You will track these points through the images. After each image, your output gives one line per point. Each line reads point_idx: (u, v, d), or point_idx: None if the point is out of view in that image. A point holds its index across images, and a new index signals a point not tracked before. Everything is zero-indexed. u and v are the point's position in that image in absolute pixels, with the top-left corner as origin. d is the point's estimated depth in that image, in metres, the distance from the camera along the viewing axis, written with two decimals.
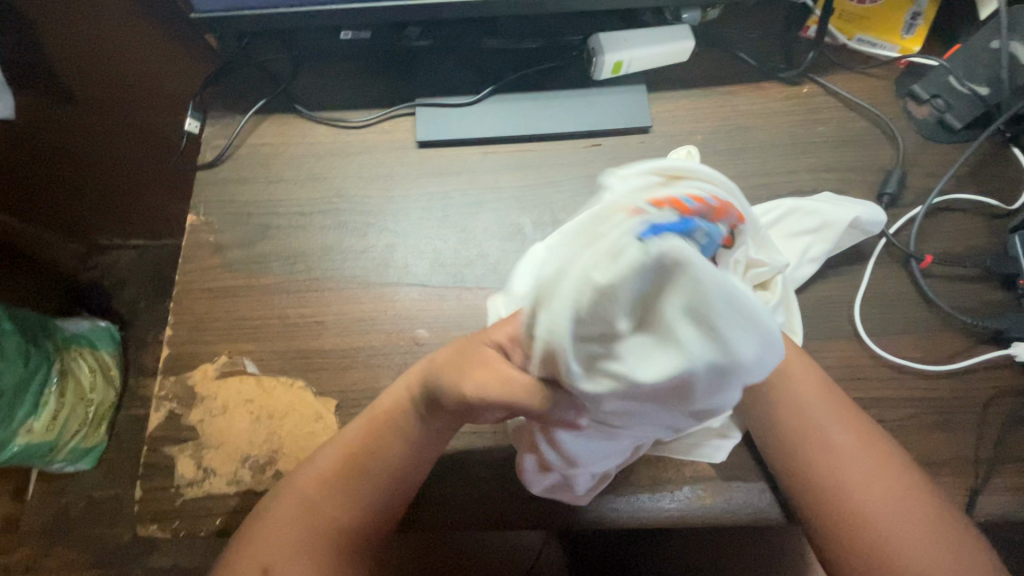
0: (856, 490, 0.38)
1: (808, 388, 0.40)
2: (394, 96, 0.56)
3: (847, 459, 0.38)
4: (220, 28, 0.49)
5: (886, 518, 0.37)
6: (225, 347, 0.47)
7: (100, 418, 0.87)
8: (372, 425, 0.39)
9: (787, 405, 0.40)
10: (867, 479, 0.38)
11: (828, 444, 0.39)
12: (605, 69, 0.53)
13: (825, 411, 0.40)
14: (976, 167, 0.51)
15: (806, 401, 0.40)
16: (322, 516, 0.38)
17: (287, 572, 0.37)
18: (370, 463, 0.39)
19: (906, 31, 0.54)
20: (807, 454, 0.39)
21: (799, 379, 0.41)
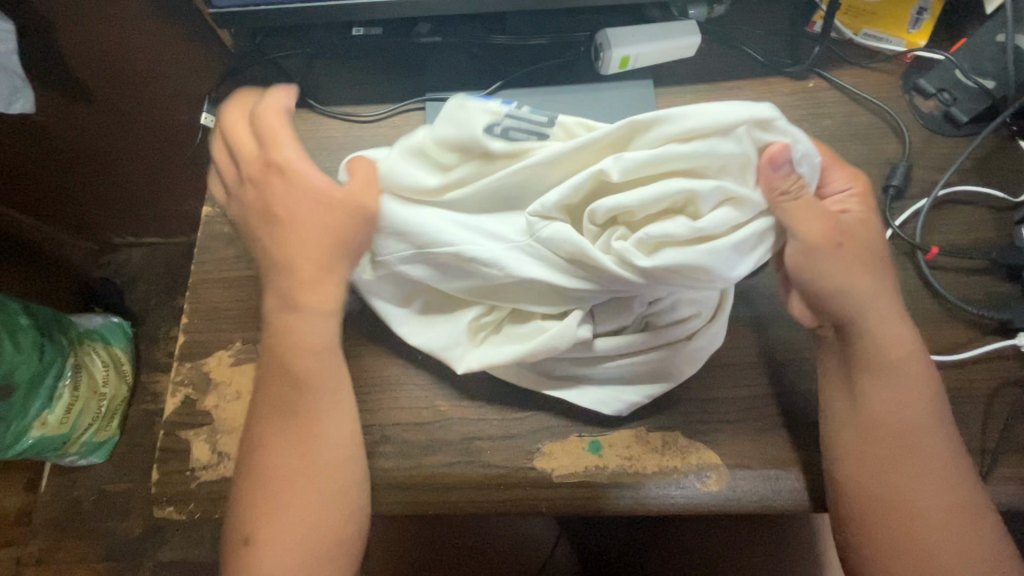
0: (890, 464, 0.37)
1: (882, 354, 0.38)
2: (405, 91, 0.57)
3: (895, 435, 0.38)
4: (235, 24, 0.50)
5: (908, 491, 0.37)
6: (239, 335, 0.48)
7: (112, 412, 0.89)
8: (306, 385, 0.39)
9: (848, 380, 0.39)
10: (907, 452, 0.37)
11: (886, 418, 0.38)
12: (612, 65, 0.53)
13: (892, 382, 0.38)
14: (982, 159, 0.51)
15: (873, 369, 0.39)
16: (300, 470, 0.38)
17: (278, 542, 0.37)
18: (318, 424, 0.39)
19: (913, 25, 0.54)
20: (854, 425, 0.39)
21: (882, 347, 0.38)
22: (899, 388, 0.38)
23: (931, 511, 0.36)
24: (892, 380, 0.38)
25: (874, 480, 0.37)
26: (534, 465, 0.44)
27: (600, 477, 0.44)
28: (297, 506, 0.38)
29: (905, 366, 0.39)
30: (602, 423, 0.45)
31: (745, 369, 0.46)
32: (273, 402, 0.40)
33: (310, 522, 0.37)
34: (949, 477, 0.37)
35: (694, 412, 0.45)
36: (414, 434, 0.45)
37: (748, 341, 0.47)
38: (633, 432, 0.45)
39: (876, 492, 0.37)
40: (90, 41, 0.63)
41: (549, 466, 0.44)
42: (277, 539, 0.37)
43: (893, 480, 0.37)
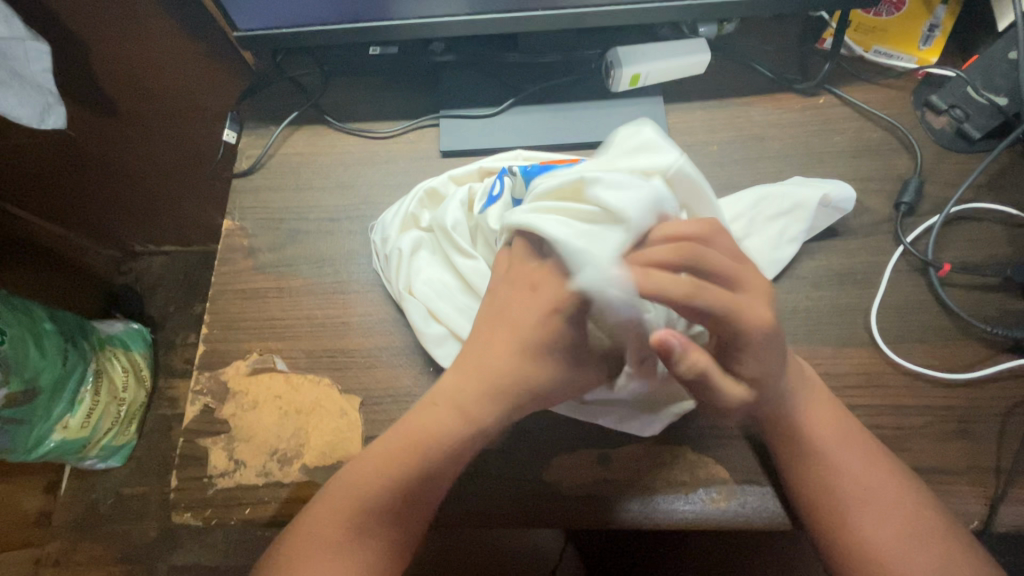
0: (856, 500, 0.37)
1: (808, 433, 0.39)
2: (419, 109, 0.58)
3: (849, 483, 0.38)
4: (258, 45, 0.52)
5: (894, 561, 0.35)
6: (256, 346, 0.50)
7: (131, 416, 0.91)
8: (411, 441, 0.38)
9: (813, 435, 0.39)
10: (868, 507, 0.37)
11: (825, 459, 0.38)
12: (623, 82, 0.54)
13: (815, 415, 0.39)
14: (995, 176, 0.51)
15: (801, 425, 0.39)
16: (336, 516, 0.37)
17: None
18: (423, 461, 0.38)
19: (924, 43, 0.54)
20: (800, 467, 0.39)
21: (811, 402, 0.40)
22: (819, 418, 0.39)
23: (910, 546, 0.36)
24: (812, 413, 0.40)
25: (846, 525, 0.37)
26: (543, 476, 0.44)
27: (614, 494, 0.44)
28: (335, 550, 0.36)
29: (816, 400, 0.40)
30: (611, 435, 0.45)
31: None
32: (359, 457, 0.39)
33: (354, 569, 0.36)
34: (917, 519, 0.37)
35: (704, 427, 0.45)
36: None
37: None
38: (643, 446, 0.45)
39: (850, 546, 0.36)
40: (120, 59, 0.65)
41: (557, 478, 0.44)
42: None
43: (868, 532, 0.36)
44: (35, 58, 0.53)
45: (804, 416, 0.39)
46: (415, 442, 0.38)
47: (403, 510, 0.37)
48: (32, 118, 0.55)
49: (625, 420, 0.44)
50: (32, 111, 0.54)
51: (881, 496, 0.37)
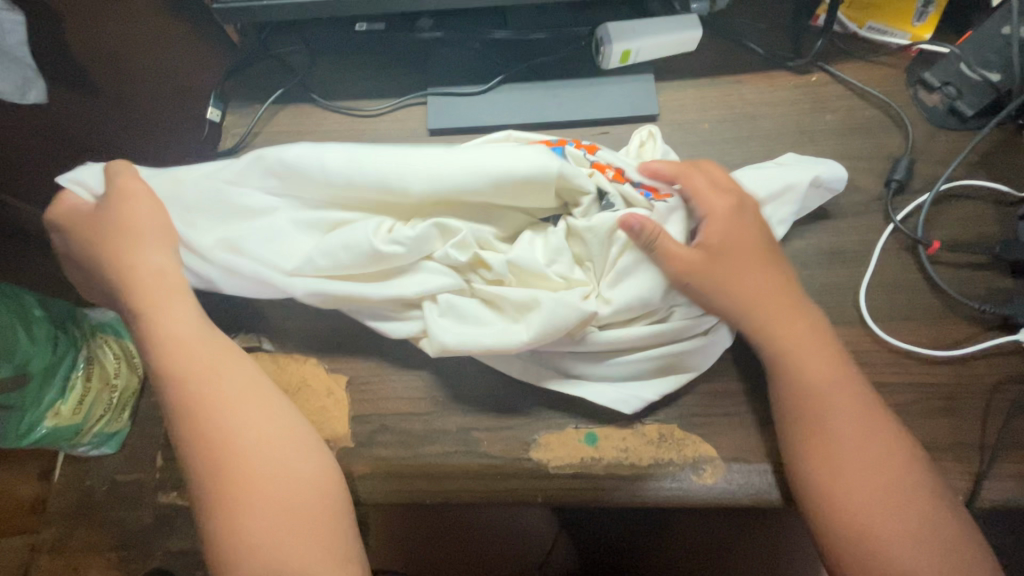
0: (831, 447, 0.38)
1: (823, 408, 0.39)
2: (407, 86, 0.57)
3: (856, 463, 0.37)
4: (240, 19, 0.51)
5: (890, 540, 0.35)
6: (242, 326, 0.49)
7: None
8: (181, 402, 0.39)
9: (827, 413, 0.39)
10: (871, 487, 0.36)
11: (833, 435, 0.38)
12: (613, 59, 0.53)
13: (810, 365, 0.40)
14: (987, 153, 0.50)
15: (817, 398, 0.39)
16: (244, 484, 0.37)
17: (264, 535, 0.36)
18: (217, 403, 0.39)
19: (918, 19, 0.53)
20: (784, 415, 0.40)
21: (829, 380, 0.40)
22: (813, 368, 0.40)
23: (878, 493, 0.36)
24: (805, 363, 0.40)
25: (814, 469, 0.38)
26: (530, 455, 0.44)
27: (603, 472, 0.44)
28: (265, 500, 0.36)
29: (812, 347, 0.41)
30: (599, 414, 0.45)
31: (742, 362, 0.46)
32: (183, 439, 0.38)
33: (271, 508, 0.36)
34: (920, 504, 0.36)
35: (691, 405, 0.45)
36: (413, 425, 0.45)
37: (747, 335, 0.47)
38: (631, 425, 0.45)
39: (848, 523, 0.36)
40: None
41: (545, 457, 0.44)
42: (262, 546, 0.36)
43: (867, 511, 0.36)
44: (8, 30, 0.52)
45: (821, 391, 0.39)
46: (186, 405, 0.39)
47: (230, 453, 0.37)
48: (10, 92, 0.54)
49: (612, 397, 0.44)
50: (9, 85, 0.54)
51: (885, 478, 0.37)
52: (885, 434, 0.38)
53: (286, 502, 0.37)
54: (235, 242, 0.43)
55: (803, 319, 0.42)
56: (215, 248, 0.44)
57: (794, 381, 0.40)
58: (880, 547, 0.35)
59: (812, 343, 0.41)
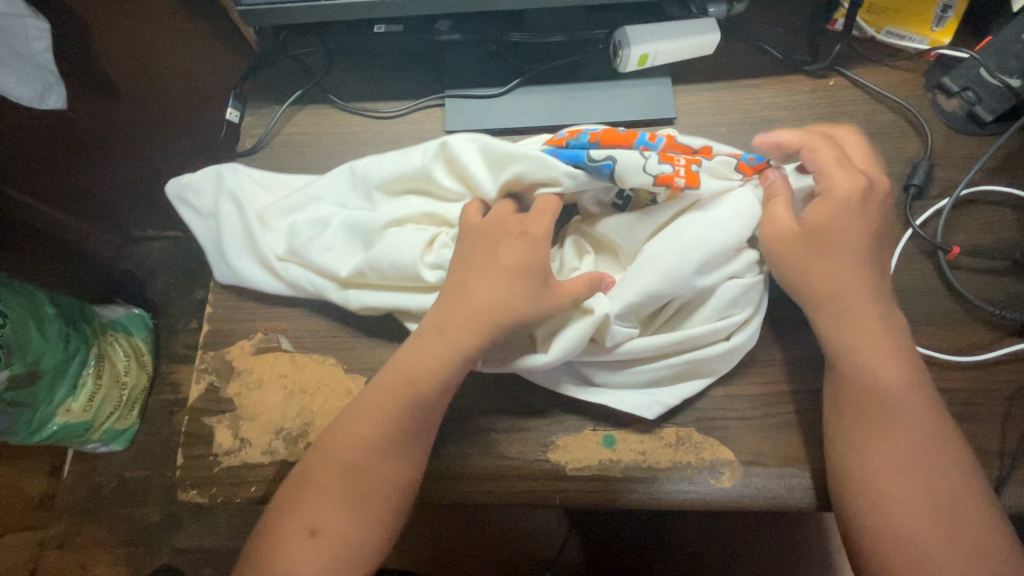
0: (886, 448, 0.37)
1: (885, 423, 0.37)
2: (424, 88, 0.58)
3: (910, 476, 0.36)
4: (259, 20, 0.51)
5: (938, 558, 0.34)
6: (261, 325, 0.50)
7: (133, 400, 0.89)
8: (406, 382, 0.39)
9: (886, 428, 0.37)
10: (918, 503, 0.35)
11: (889, 445, 0.37)
12: (630, 63, 0.53)
13: (878, 371, 0.38)
14: (1006, 159, 0.50)
15: (882, 407, 0.38)
16: (341, 474, 0.38)
17: (337, 531, 0.37)
18: (419, 390, 0.39)
19: (937, 24, 0.53)
20: (839, 415, 0.39)
21: (901, 396, 0.38)
22: (879, 369, 0.38)
23: (921, 499, 0.35)
24: (875, 363, 0.38)
25: (861, 467, 0.37)
26: (548, 456, 0.44)
27: (622, 475, 0.44)
28: (341, 506, 0.37)
29: (885, 343, 0.39)
30: (616, 416, 0.45)
31: (759, 366, 0.46)
32: (339, 419, 0.40)
33: (348, 511, 0.37)
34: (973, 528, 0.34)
35: (710, 409, 0.45)
36: None
37: (765, 337, 0.47)
38: (648, 427, 0.45)
39: (887, 535, 0.35)
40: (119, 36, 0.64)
41: (562, 459, 0.44)
42: (337, 527, 0.37)
43: (913, 528, 0.35)
44: (34, 37, 0.52)
45: (891, 405, 0.37)
46: (407, 383, 0.39)
47: (381, 460, 0.38)
48: (31, 97, 0.53)
49: (633, 405, 0.44)
50: (32, 90, 0.53)
51: (934, 497, 0.35)
52: (945, 445, 0.37)
53: (363, 502, 0.38)
54: (299, 253, 0.48)
55: (883, 313, 0.39)
56: (283, 262, 0.49)
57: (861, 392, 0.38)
58: (915, 556, 0.34)
59: (884, 343, 0.39)
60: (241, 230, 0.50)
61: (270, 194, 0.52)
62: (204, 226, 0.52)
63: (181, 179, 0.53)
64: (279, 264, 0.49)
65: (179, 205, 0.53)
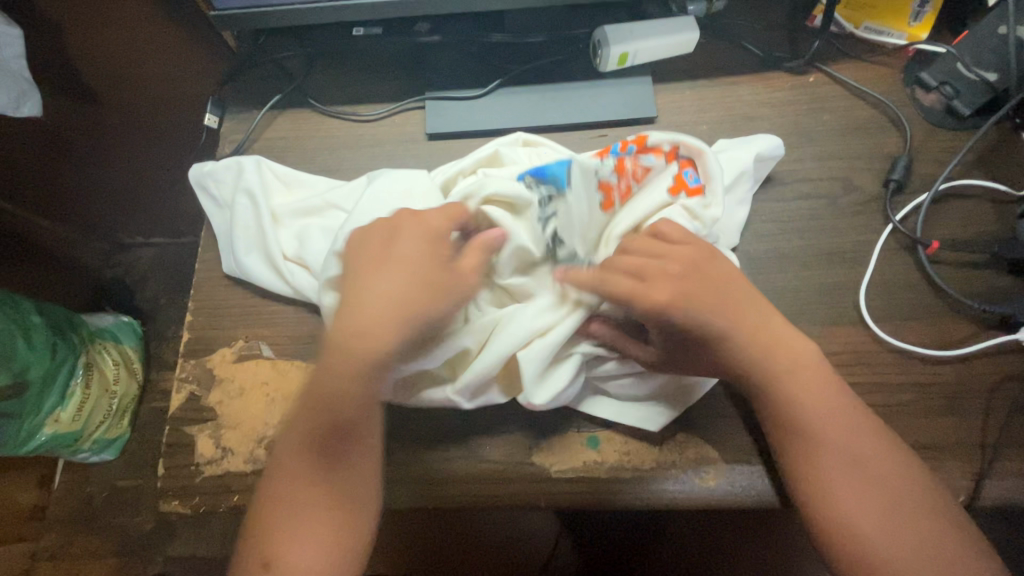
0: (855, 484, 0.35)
1: (825, 439, 0.36)
2: (404, 90, 0.57)
3: (868, 491, 0.35)
4: (234, 25, 0.51)
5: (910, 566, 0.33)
6: (242, 333, 0.49)
7: (124, 409, 0.88)
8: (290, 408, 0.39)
9: (824, 441, 0.36)
10: (875, 514, 0.34)
11: (830, 461, 0.36)
12: (610, 62, 0.53)
13: (806, 388, 0.37)
14: (984, 153, 0.50)
15: (814, 423, 0.36)
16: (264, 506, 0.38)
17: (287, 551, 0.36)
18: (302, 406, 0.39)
19: (914, 18, 0.53)
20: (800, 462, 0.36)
21: (817, 409, 0.37)
22: (806, 392, 0.37)
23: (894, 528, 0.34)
24: (812, 405, 0.37)
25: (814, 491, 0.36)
26: (532, 459, 0.44)
27: (610, 476, 0.44)
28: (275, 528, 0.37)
29: (817, 378, 0.37)
30: (601, 417, 0.45)
31: None
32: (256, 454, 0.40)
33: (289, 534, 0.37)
34: (936, 529, 0.34)
35: (694, 408, 0.45)
36: (413, 429, 0.45)
37: None
38: (632, 428, 0.45)
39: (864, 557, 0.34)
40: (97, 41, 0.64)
41: (547, 461, 0.44)
42: (289, 548, 0.37)
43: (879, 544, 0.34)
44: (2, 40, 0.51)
45: (810, 418, 0.37)
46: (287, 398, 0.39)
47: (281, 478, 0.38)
48: (5, 105, 0.53)
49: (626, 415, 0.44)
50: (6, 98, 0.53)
51: (888, 504, 0.34)
52: (895, 462, 0.36)
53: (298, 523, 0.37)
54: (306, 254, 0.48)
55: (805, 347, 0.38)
56: (289, 260, 0.48)
57: (792, 416, 0.37)
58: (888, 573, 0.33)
59: (813, 366, 0.38)
60: (253, 225, 0.50)
61: (288, 192, 0.52)
62: (220, 216, 0.52)
63: (204, 165, 0.52)
64: (285, 263, 0.48)
65: (199, 191, 0.52)
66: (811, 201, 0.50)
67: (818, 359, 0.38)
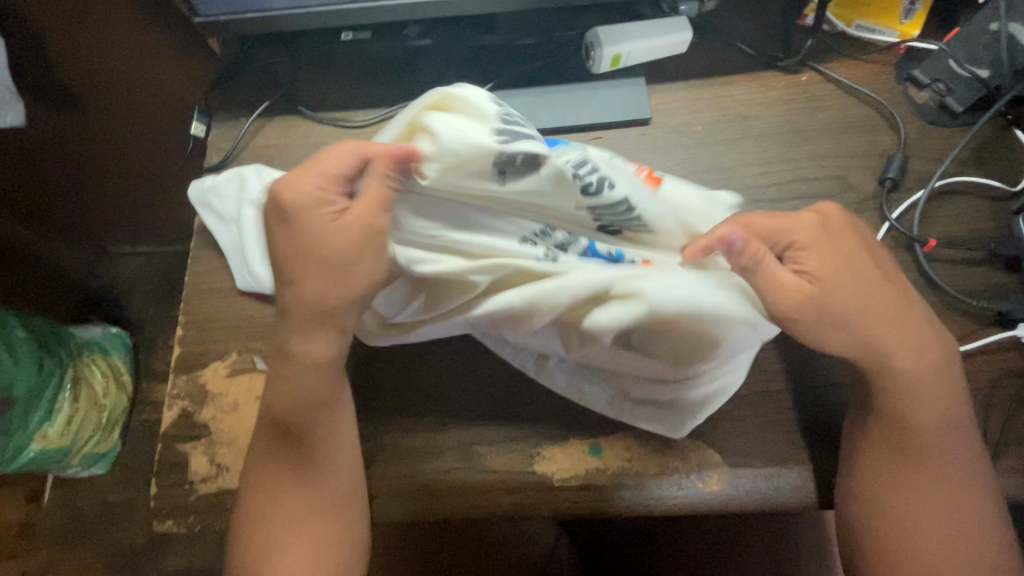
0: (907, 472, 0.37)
1: (904, 418, 0.37)
2: (396, 95, 0.56)
3: (926, 476, 0.37)
4: (219, 31, 0.50)
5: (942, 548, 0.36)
6: (235, 346, 0.48)
7: (113, 422, 0.86)
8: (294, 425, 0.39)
9: (898, 424, 0.37)
10: (926, 498, 0.37)
11: (901, 442, 0.37)
12: (604, 64, 0.53)
13: (906, 357, 0.36)
14: (978, 149, 0.50)
15: (904, 403, 0.37)
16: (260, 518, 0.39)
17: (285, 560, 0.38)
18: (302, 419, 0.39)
19: (905, 16, 0.53)
20: (859, 447, 0.39)
21: (911, 385, 0.37)
22: (910, 368, 0.37)
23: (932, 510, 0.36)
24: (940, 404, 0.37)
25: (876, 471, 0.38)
26: (535, 468, 0.44)
27: (613, 483, 0.43)
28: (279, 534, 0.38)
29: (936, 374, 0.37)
30: (603, 424, 0.45)
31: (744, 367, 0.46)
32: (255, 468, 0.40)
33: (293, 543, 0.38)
34: (978, 516, 0.37)
35: None
36: (414, 440, 0.45)
37: None
38: (634, 434, 0.44)
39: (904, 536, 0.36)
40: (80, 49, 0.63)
41: (549, 469, 0.44)
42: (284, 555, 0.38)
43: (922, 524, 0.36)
44: None
45: (891, 394, 0.37)
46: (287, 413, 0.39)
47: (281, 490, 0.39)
48: None
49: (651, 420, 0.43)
50: None
51: (945, 488, 0.37)
52: (952, 445, 0.37)
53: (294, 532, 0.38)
54: None
55: (934, 349, 0.37)
56: None
57: (874, 379, 0.37)
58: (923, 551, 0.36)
59: (916, 337, 0.37)
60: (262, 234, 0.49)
61: None
62: (224, 229, 0.50)
63: (204, 182, 0.52)
64: None
65: (200, 209, 0.51)
66: (808, 201, 0.50)
67: (931, 330, 0.37)
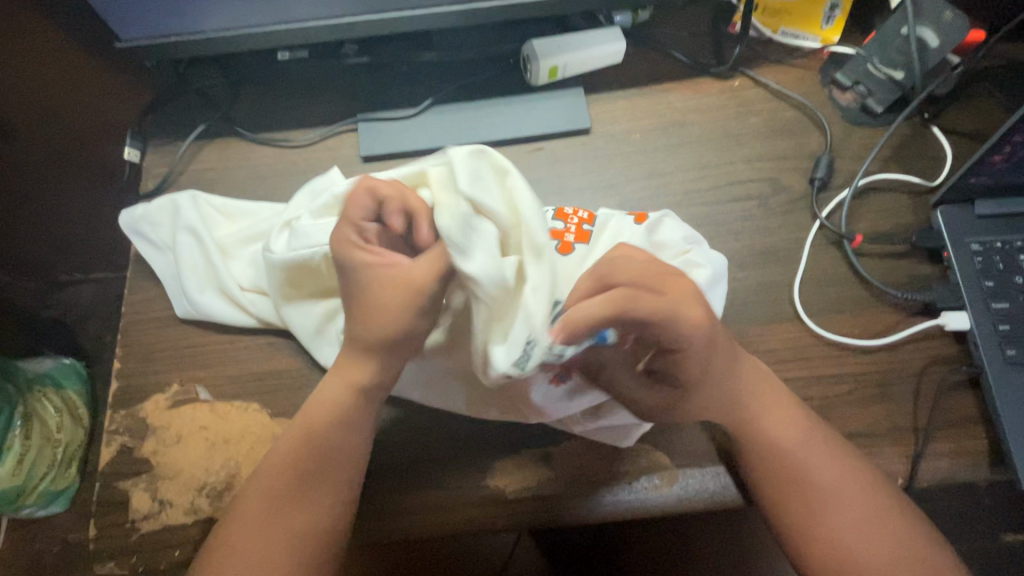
0: (800, 500, 0.37)
1: (775, 444, 0.38)
2: (337, 113, 0.56)
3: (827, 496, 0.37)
4: (146, 56, 0.49)
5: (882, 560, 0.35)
6: (176, 377, 0.47)
7: (69, 458, 0.79)
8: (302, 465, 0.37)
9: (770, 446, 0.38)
10: (838, 512, 0.36)
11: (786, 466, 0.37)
12: (541, 76, 0.54)
13: (743, 385, 0.38)
14: (899, 147, 0.53)
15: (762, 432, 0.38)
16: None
17: None
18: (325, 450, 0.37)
19: (826, 22, 0.56)
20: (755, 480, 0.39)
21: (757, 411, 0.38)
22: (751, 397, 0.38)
23: (856, 522, 0.36)
24: (777, 421, 0.38)
25: (784, 506, 0.37)
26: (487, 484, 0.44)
27: (567, 493, 0.44)
28: None
29: (774, 405, 0.38)
30: (552, 433, 0.45)
31: None
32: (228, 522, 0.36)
33: None
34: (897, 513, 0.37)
35: None
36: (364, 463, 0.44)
37: None
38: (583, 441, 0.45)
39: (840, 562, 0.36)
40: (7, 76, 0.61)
41: (501, 483, 0.44)
42: None
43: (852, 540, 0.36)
44: None
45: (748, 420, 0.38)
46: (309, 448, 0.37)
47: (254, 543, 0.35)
48: None
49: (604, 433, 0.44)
50: None
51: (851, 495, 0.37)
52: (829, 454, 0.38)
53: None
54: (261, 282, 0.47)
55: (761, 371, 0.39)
56: (246, 291, 0.47)
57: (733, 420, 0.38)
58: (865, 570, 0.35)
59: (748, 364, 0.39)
60: (201, 261, 0.48)
61: (231, 221, 0.50)
62: (161, 257, 0.50)
63: (135, 211, 0.50)
64: (243, 295, 0.47)
65: (134, 238, 0.50)
66: (744, 203, 0.52)
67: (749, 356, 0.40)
